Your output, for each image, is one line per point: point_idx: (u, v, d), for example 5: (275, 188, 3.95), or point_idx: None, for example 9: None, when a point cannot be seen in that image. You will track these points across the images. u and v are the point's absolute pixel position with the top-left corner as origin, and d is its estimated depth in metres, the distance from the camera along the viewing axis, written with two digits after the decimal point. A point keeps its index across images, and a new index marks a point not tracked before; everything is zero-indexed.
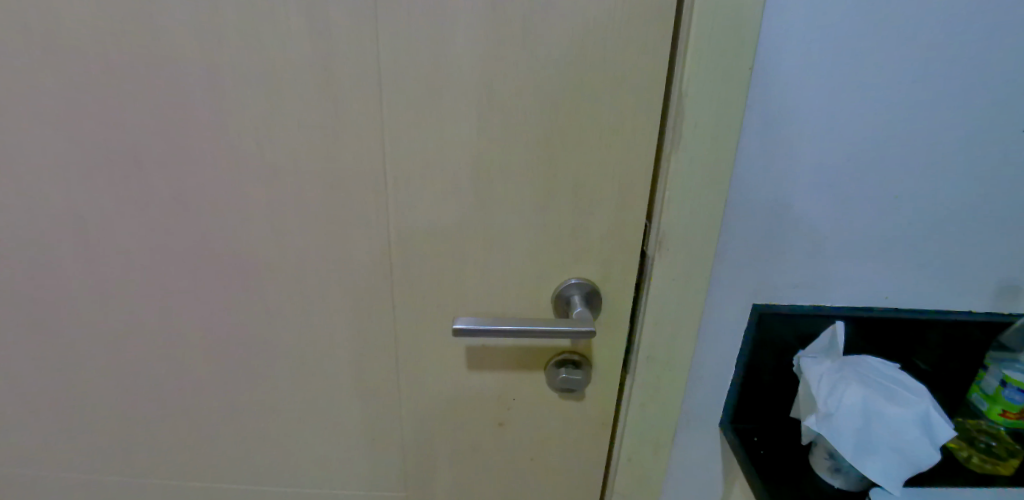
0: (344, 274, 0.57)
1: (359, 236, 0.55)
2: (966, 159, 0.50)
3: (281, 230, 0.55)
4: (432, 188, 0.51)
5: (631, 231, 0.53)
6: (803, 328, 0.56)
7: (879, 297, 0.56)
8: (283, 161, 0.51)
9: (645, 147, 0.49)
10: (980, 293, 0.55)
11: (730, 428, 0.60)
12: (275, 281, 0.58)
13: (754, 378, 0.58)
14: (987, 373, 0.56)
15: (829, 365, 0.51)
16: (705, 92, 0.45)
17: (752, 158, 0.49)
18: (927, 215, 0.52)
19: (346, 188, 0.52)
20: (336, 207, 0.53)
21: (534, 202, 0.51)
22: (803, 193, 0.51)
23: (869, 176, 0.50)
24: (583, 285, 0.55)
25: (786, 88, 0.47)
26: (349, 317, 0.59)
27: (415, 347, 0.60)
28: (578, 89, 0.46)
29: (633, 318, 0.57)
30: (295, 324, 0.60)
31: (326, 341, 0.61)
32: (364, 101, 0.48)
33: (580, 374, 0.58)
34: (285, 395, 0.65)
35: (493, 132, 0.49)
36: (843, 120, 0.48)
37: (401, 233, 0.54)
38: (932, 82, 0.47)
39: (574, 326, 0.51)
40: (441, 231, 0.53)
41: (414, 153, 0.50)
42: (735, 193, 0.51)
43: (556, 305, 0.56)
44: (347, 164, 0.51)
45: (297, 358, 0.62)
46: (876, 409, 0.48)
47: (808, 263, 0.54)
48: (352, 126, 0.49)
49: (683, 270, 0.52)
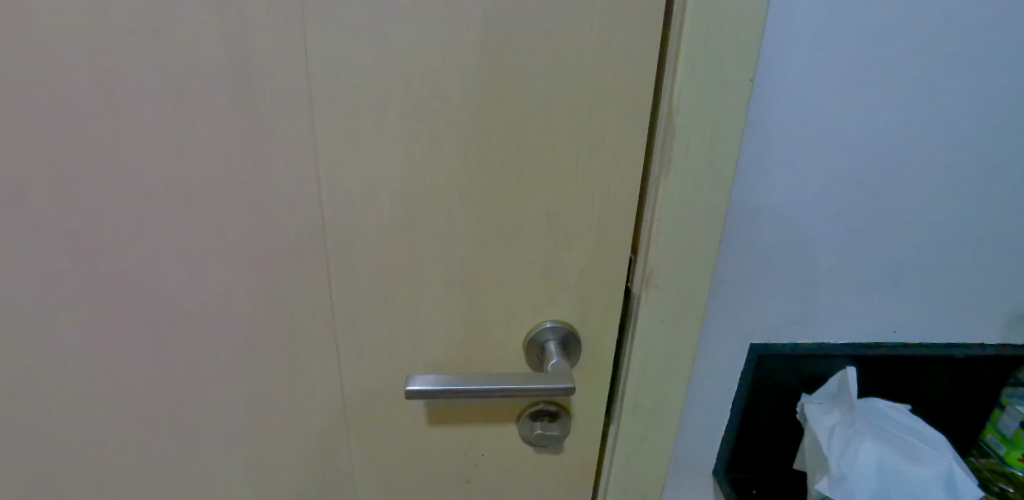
0: (277, 325, 0.48)
1: (294, 282, 0.45)
2: (984, 181, 0.44)
3: (198, 276, 0.45)
4: (379, 224, 0.43)
5: (614, 268, 0.45)
6: (806, 369, 0.50)
7: (887, 331, 0.50)
8: (195, 194, 0.42)
9: (629, 171, 0.41)
10: (994, 324, 0.50)
11: (726, 478, 0.54)
12: (194, 336, 0.48)
13: (751, 425, 0.52)
14: (1004, 414, 0.51)
15: (839, 417, 0.45)
16: (700, 108, 0.38)
17: (752, 181, 0.43)
18: (941, 241, 0.46)
19: (275, 226, 0.43)
20: (264, 248, 0.44)
21: (501, 237, 0.44)
22: (808, 220, 0.44)
23: (879, 200, 0.44)
24: (560, 328, 0.48)
25: (790, 102, 0.40)
26: (285, 375, 0.50)
27: (367, 403, 0.52)
28: (552, 105, 0.39)
29: (616, 363, 0.50)
30: (222, 384, 0.50)
31: (260, 404, 0.51)
32: (292, 122, 0.39)
33: (557, 428, 0.51)
34: (215, 465, 0.55)
35: (451, 157, 0.40)
36: (853, 138, 0.42)
37: (345, 275, 0.45)
38: (952, 95, 0.41)
39: (550, 383, 0.44)
40: (393, 273, 0.45)
41: (357, 182, 0.41)
42: (732, 221, 0.44)
43: (529, 351, 0.48)
44: (275, 197, 0.42)
45: (227, 422, 0.52)
46: (894, 470, 0.42)
47: (811, 297, 0.48)
48: (278, 153, 0.40)
49: (673, 311, 0.46)
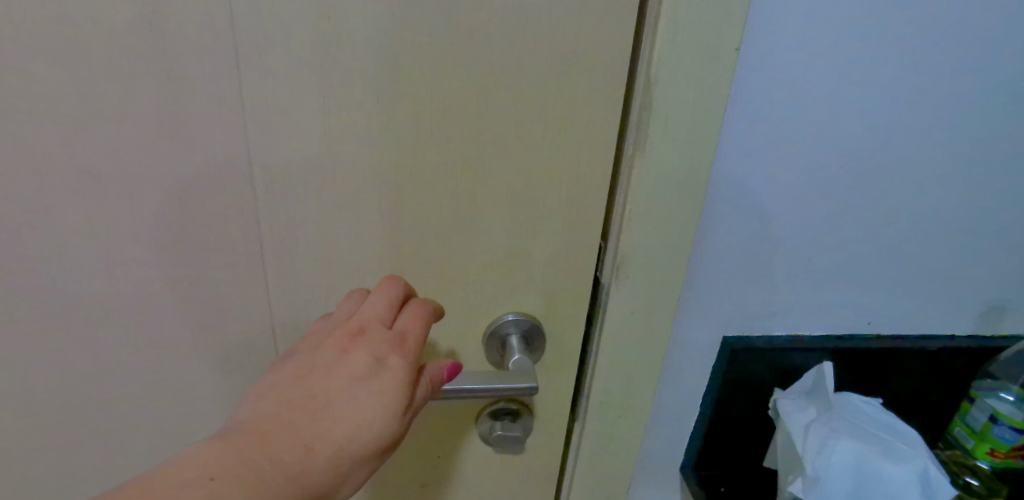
0: (208, 318, 0.42)
1: (225, 269, 0.40)
2: (967, 169, 0.42)
3: (113, 263, 0.40)
4: (322, 206, 0.38)
5: (585, 258, 0.42)
6: (780, 364, 0.47)
7: (861, 324, 0.48)
8: (103, 169, 0.36)
9: (601, 151, 0.37)
10: (964, 316, 0.49)
11: (693, 474, 0.52)
12: (113, 330, 0.42)
13: (721, 420, 0.50)
14: (973, 407, 0.50)
15: (814, 414, 0.44)
16: (682, 81, 0.34)
17: (731, 165, 0.40)
18: (919, 232, 0.45)
19: (202, 208, 0.38)
20: (190, 232, 0.39)
21: (460, 224, 0.39)
22: (787, 207, 0.42)
23: (861, 187, 0.42)
24: (522, 321, 0.44)
25: (776, 77, 0.37)
26: (221, 371, 0.45)
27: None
28: (520, 75, 0.34)
29: (584, 357, 0.47)
30: (149, 382, 0.45)
31: (196, 402, 0.47)
32: (216, 85, 0.33)
33: (518, 428, 0.47)
34: (147, 466, 0.50)
35: (404, 132, 0.36)
36: (839, 121, 0.39)
37: (284, 264, 0.40)
38: (942, 77, 0.38)
39: (511, 383, 0.41)
40: (338, 262, 0.40)
41: (293, 158, 0.36)
42: (708, 208, 0.41)
43: (489, 345, 0.44)
44: (200, 175, 0.36)
45: (158, 422, 0.47)
46: (870, 470, 0.40)
47: (787, 288, 0.45)
48: (201, 122, 0.35)
49: (645, 305, 0.42)
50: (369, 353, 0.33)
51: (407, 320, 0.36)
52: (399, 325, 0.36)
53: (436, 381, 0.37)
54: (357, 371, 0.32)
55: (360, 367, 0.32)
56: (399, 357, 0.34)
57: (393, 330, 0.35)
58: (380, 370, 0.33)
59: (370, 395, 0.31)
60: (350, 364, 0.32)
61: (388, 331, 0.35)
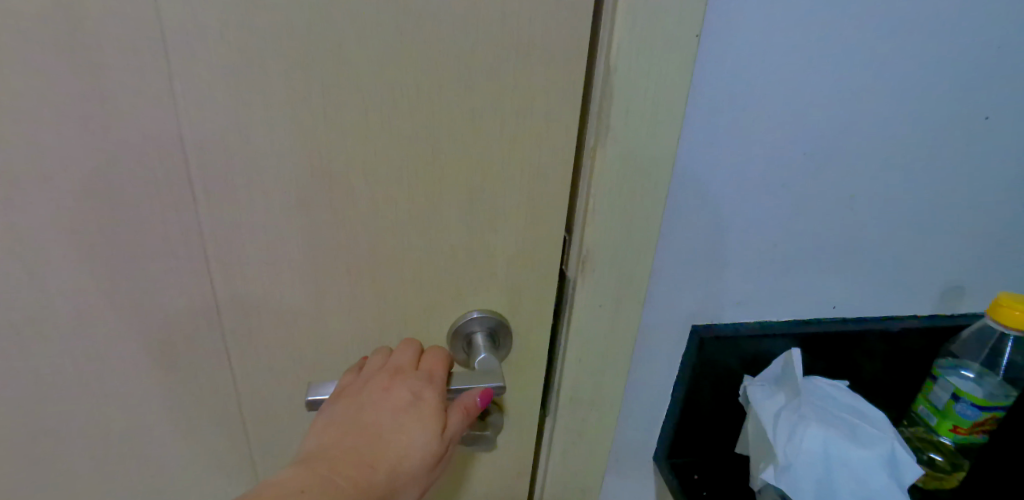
0: (151, 329, 0.40)
1: (166, 276, 0.38)
2: (926, 153, 0.42)
3: (43, 272, 0.37)
4: (268, 208, 0.36)
5: (549, 252, 0.40)
6: (750, 352, 0.47)
7: (826, 308, 0.48)
8: (25, 171, 0.33)
9: (561, 142, 0.36)
10: (924, 297, 0.50)
11: (667, 464, 0.52)
12: (49, 343, 0.40)
13: (693, 410, 0.49)
14: (936, 386, 0.50)
15: (783, 401, 0.43)
16: (643, 67, 0.33)
17: (694, 153, 0.39)
18: (880, 215, 0.45)
19: (138, 211, 0.35)
20: (126, 237, 0.36)
21: (417, 222, 0.37)
22: (751, 194, 0.41)
23: (824, 172, 0.41)
24: (488, 318, 0.42)
25: (738, 61, 0.36)
26: (169, 384, 0.43)
27: (270, 410, 0.45)
28: (473, 64, 0.33)
29: (552, 353, 0.46)
30: (93, 396, 0.43)
31: (144, 416, 0.44)
32: (142, 78, 0.31)
33: (488, 428, 0.46)
34: (97, 483, 0.48)
35: (353, 126, 0.33)
36: (800, 106, 0.38)
37: (231, 270, 0.38)
38: (900, 60, 0.38)
39: (476, 383, 0.40)
40: (289, 266, 0.38)
41: (232, 156, 0.34)
42: (672, 197, 0.40)
43: (453, 344, 0.43)
44: (133, 176, 0.34)
45: (104, 437, 0.45)
46: (838, 453, 0.41)
47: (753, 275, 0.45)
48: (132, 118, 0.32)
49: (612, 298, 0.41)
50: (408, 390, 0.38)
51: (431, 361, 0.40)
52: (425, 366, 0.40)
53: (469, 408, 0.39)
54: (398, 405, 0.37)
55: (402, 401, 0.37)
56: (433, 392, 0.38)
57: (422, 371, 0.40)
58: (419, 406, 0.37)
59: (412, 424, 0.36)
60: (391, 399, 0.37)
61: (417, 371, 0.39)
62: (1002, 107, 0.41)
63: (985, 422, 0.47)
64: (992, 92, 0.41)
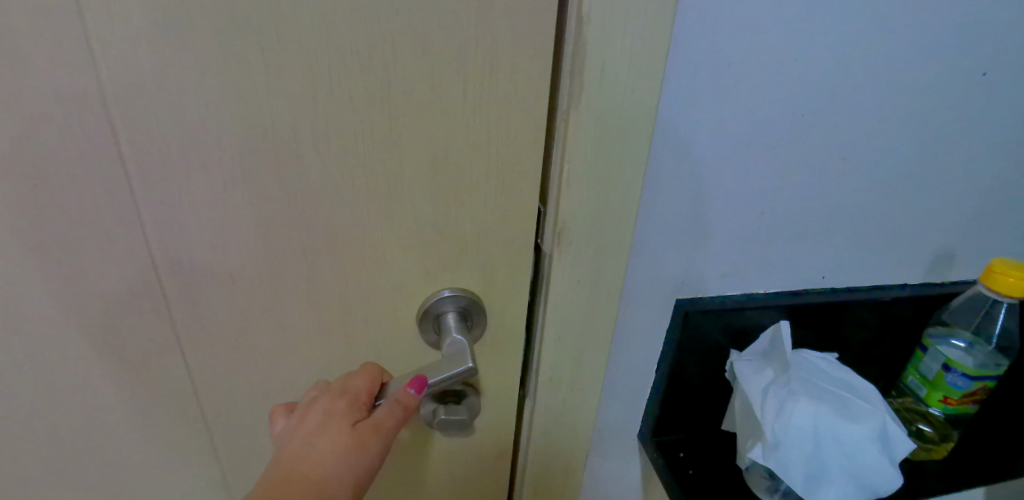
0: (93, 317, 0.37)
1: (105, 258, 0.34)
2: (921, 113, 0.40)
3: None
4: (210, 184, 0.32)
5: (521, 227, 0.38)
6: (737, 325, 0.45)
7: (814, 278, 0.46)
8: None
9: (531, 103, 0.33)
10: (915, 264, 0.48)
11: (652, 442, 0.50)
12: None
13: (678, 386, 0.47)
14: (926, 355, 0.48)
15: (772, 376, 0.41)
16: (618, 18, 0.30)
17: (677, 114, 0.36)
18: (871, 179, 0.42)
19: (63, 189, 0.32)
20: (53, 219, 0.33)
21: (377, 196, 0.34)
22: (736, 159, 0.38)
23: (813, 134, 0.39)
24: (459, 296, 0.40)
25: (723, 11, 0.33)
26: (119, 376, 0.40)
27: (232, 402, 0.42)
28: (429, 15, 0.29)
29: (531, 332, 0.44)
30: (39, 389, 0.40)
31: (98, 410, 0.42)
32: (52, 33, 0.27)
33: (464, 412, 0.43)
34: (54, 475, 0.45)
35: (299, 90, 0.30)
36: (790, 62, 0.35)
37: (174, 253, 0.34)
38: (896, 10, 0.35)
39: (444, 373, 0.37)
40: (239, 247, 0.35)
41: (163, 124, 0.30)
42: (655, 162, 0.37)
43: (422, 327, 0.40)
44: (52, 149, 0.30)
45: (56, 427, 0.42)
46: (830, 430, 0.39)
47: (739, 245, 0.42)
48: (44, 83, 0.28)
49: (590, 272, 0.39)
50: (320, 410, 0.36)
51: (351, 376, 0.39)
52: (342, 381, 0.38)
53: (406, 402, 0.37)
54: (312, 427, 0.35)
55: (314, 424, 0.36)
56: (345, 403, 0.37)
57: (337, 385, 0.38)
58: (334, 422, 0.36)
59: (325, 437, 0.35)
60: (305, 422, 0.36)
61: (331, 389, 0.38)
62: (1001, 61, 0.39)
63: (977, 391, 0.46)
64: (991, 45, 0.38)
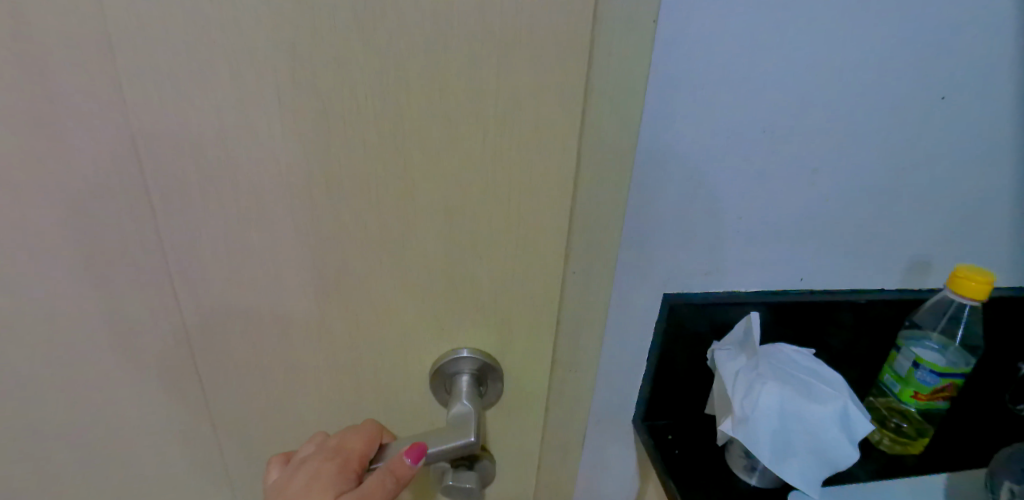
0: (175, 322, 0.43)
1: (190, 278, 0.40)
2: (884, 132, 0.45)
3: (67, 250, 0.40)
4: (260, 205, 0.36)
5: (543, 254, 0.40)
6: (717, 318, 0.50)
7: (794, 279, 0.51)
8: (22, 142, 0.36)
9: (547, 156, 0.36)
10: (891, 270, 0.52)
11: (643, 426, 0.55)
12: (86, 318, 0.44)
13: (666, 373, 0.53)
14: (899, 354, 0.52)
15: (744, 362, 0.46)
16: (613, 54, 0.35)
17: (662, 130, 0.42)
18: (841, 189, 0.48)
19: (134, 193, 0.37)
20: (126, 219, 0.38)
21: (402, 226, 0.38)
22: (715, 168, 0.44)
23: (783, 149, 0.45)
24: (476, 359, 0.45)
25: (697, 45, 0.39)
26: (190, 373, 0.46)
27: (266, 397, 0.46)
28: (450, 56, 0.32)
29: (548, 350, 0.46)
30: (126, 372, 0.47)
31: (161, 391, 0.48)
32: (160, 95, 0.33)
33: (473, 479, 0.48)
34: (134, 442, 0.52)
35: (342, 128, 0.34)
36: (759, 86, 0.42)
37: (232, 268, 0.39)
38: (851, 45, 0.41)
39: (447, 441, 0.42)
40: (283, 266, 0.39)
41: (233, 164, 0.35)
42: (643, 170, 0.44)
43: (437, 382, 0.46)
44: (119, 151, 0.35)
45: (138, 403, 0.49)
46: (793, 410, 0.43)
47: (720, 246, 0.48)
48: (145, 132, 0.34)
49: (590, 273, 0.45)
50: (311, 469, 0.41)
51: (349, 437, 0.44)
52: (338, 440, 0.44)
53: (395, 472, 0.41)
54: (300, 485, 0.41)
55: (302, 482, 0.41)
56: (334, 465, 0.42)
57: (333, 445, 0.43)
58: (319, 484, 0.41)
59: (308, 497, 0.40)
60: (296, 477, 0.41)
61: (327, 447, 0.43)
62: (957, 86, 0.44)
63: (946, 388, 0.50)
64: (946, 72, 0.44)
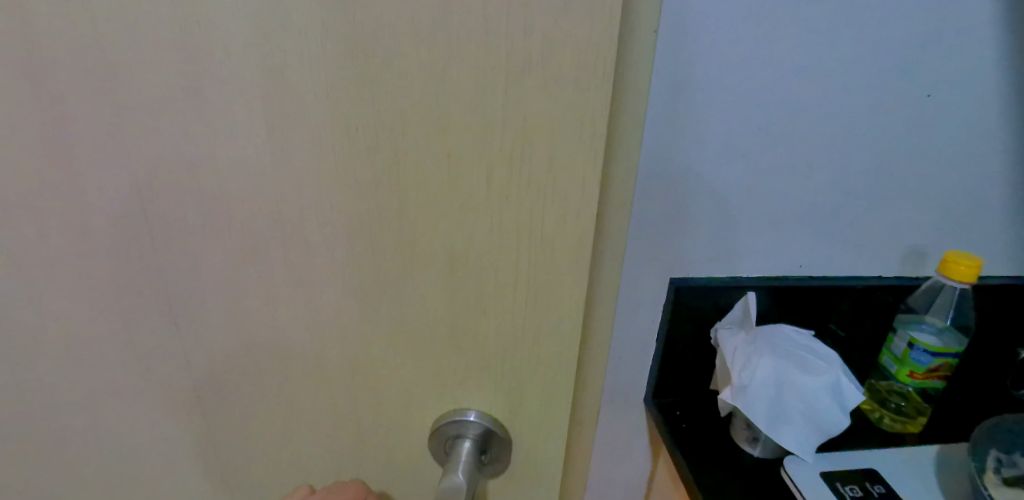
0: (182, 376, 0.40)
1: (198, 331, 0.37)
2: (874, 128, 0.49)
3: (72, 300, 0.38)
4: (269, 247, 0.33)
5: (556, 318, 0.34)
6: (719, 301, 0.55)
7: (793, 266, 0.55)
8: (35, 188, 0.34)
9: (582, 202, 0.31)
10: (887, 258, 0.56)
11: (654, 404, 0.59)
12: (88, 370, 0.41)
13: (674, 353, 0.57)
14: (895, 337, 0.56)
15: (744, 338, 0.51)
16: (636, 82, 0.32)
17: (665, 129, 0.47)
18: (835, 182, 0.51)
19: (140, 238, 0.34)
20: (131, 266, 0.35)
21: (422, 279, 0.34)
22: (714, 162, 0.49)
23: (779, 145, 0.49)
24: (482, 425, 0.39)
25: (696, 54, 0.44)
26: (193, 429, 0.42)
27: (268, 452, 0.42)
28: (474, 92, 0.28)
29: (565, 419, 0.40)
30: (126, 428, 0.43)
31: (159, 447, 0.44)
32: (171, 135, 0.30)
33: None
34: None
35: (359, 171, 0.31)
36: (753, 87, 0.46)
37: (239, 316, 0.36)
38: (839, 49, 0.45)
39: None
40: (293, 318, 0.36)
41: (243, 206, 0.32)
42: (648, 166, 0.49)
43: (436, 440, 0.40)
44: (107, 183, 0.33)
45: (132, 460, 0.45)
46: (788, 380, 0.47)
47: (720, 234, 0.52)
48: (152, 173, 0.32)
49: (611, 322, 0.40)
50: None
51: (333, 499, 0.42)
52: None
53: None
54: None
55: None
56: None
57: None
58: None
59: None
60: None
61: None
62: (942, 84, 0.48)
63: (939, 367, 0.53)
64: (931, 73, 0.47)
